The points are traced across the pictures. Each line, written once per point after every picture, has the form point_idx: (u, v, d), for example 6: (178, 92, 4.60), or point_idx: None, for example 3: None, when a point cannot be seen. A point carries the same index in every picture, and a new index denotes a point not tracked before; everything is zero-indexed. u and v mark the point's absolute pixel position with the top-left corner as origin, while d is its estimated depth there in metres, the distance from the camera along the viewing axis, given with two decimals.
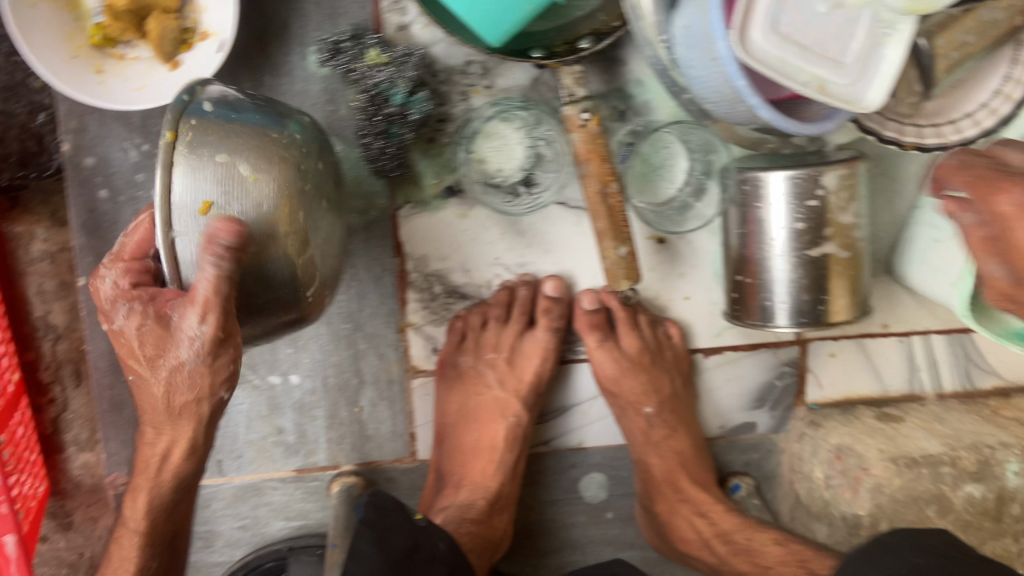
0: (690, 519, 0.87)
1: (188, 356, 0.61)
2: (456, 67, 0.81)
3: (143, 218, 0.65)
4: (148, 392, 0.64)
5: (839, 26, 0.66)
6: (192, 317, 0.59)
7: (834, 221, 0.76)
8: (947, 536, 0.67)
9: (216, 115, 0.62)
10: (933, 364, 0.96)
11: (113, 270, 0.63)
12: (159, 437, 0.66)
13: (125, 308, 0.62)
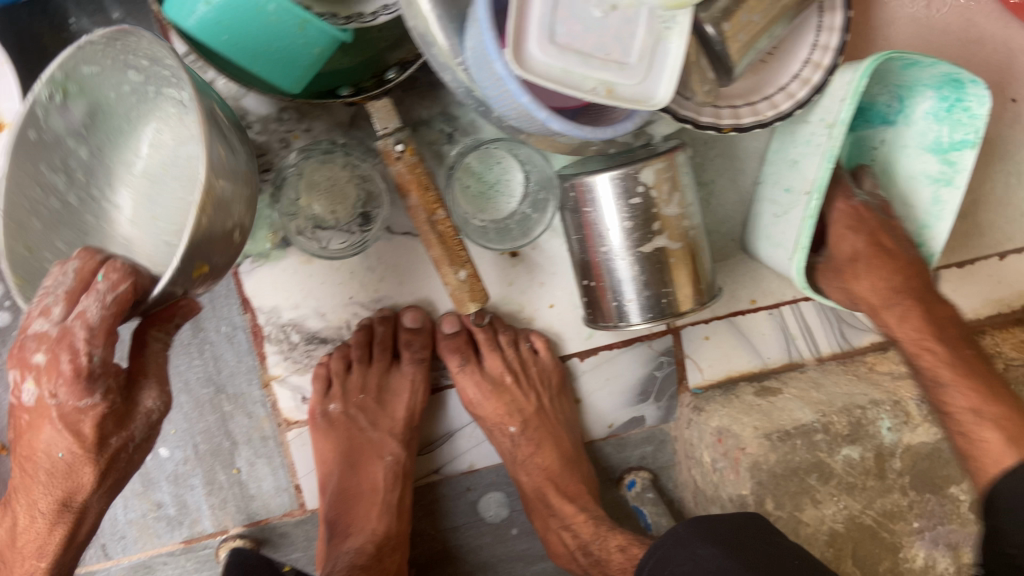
0: (559, 533, 0.88)
1: (137, 432, 0.64)
2: (269, 116, 0.80)
3: (126, 288, 0.57)
4: (78, 472, 0.63)
5: (617, 27, 0.66)
6: (153, 395, 0.64)
7: (661, 215, 0.77)
8: (744, 519, 0.77)
9: (217, 146, 0.59)
10: (807, 330, 0.97)
11: (98, 343, 0.57)
12: (68, 512, 0.66)
13: (99, 388, 0.59)
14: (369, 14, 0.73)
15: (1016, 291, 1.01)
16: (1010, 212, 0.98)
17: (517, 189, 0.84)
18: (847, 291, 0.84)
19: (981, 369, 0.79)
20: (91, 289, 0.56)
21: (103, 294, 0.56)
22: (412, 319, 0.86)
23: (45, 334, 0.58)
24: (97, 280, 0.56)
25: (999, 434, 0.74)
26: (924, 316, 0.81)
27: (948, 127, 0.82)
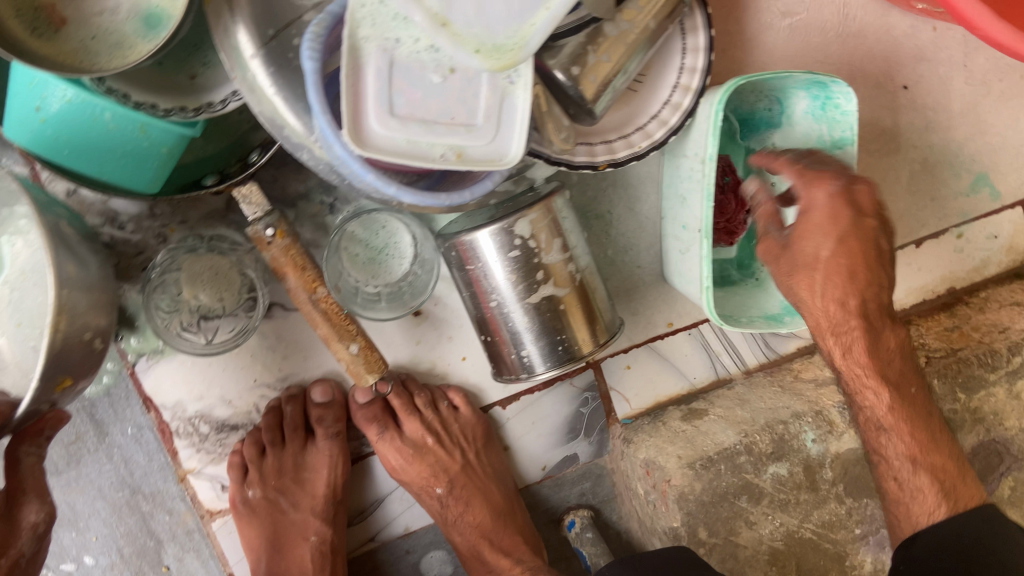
0: None
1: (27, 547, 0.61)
2: (141, 214, 0.79)
3: None
4: None
5: (459, 89, 0.65)
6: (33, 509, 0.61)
7: (544, 264, 0.76)
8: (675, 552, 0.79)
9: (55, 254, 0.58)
10: (730, 344, 0.96)
11: None
12: None
13: None
14: (219, 101, 0.73)
15: (937, 276, 1.00)
16: (919, 199, 0.97)
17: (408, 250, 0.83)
18: (794, 299, 0.73)
19: (921, 413, 0.78)
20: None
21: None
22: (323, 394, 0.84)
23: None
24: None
25: (935, 489, 0.77)
26: (868, 346, 0.75)
27: (826, 126, 0.82)
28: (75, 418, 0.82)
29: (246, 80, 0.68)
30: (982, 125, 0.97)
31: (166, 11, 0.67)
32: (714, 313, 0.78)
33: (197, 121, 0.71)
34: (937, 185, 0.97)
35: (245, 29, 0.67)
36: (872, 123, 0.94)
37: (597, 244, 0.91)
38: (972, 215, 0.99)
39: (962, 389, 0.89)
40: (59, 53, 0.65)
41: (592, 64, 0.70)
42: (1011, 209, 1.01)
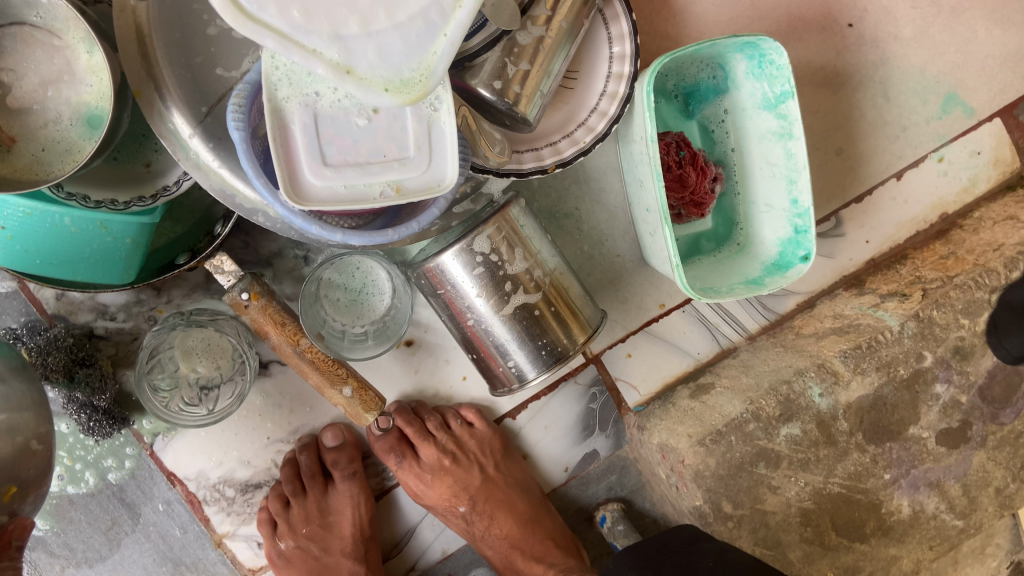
0: None
1: None
2: (128, 302, 0.83)
3: None
4: None
5: (386, 127, 0.67)
6: None
7: (509, 274, 0.77)
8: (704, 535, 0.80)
9: None
10: (727, 313, 0.96)
11: None
12: None
13: None
14: (173, 183, 0.76)
15: (924, 205, 0.98)
16: (889, 131, 0.95)
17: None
18: None
19: None
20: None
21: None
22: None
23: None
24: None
25: None
26: None
27: (767, 82, 0.81)
28: (108, 505, 0.86)
29: (191, 160, 0.72)
30: (939, 46, 0.95)
31: (105, 111, 0.70)
32: (689, 288, 0.78)
33: (156, 206, 0.74)
34: (905, 115, 0.95)
35: (179, 112, 0.70)
36: (823, 67, 0.93)
37: (572, 243, 0.92)
38: (948, 136, 0.97)
39: (965, 315, 0.86)
40: (15, 171, 0.69)
41: (513, 75, 0.72)
42: (989, 122, 0.98)
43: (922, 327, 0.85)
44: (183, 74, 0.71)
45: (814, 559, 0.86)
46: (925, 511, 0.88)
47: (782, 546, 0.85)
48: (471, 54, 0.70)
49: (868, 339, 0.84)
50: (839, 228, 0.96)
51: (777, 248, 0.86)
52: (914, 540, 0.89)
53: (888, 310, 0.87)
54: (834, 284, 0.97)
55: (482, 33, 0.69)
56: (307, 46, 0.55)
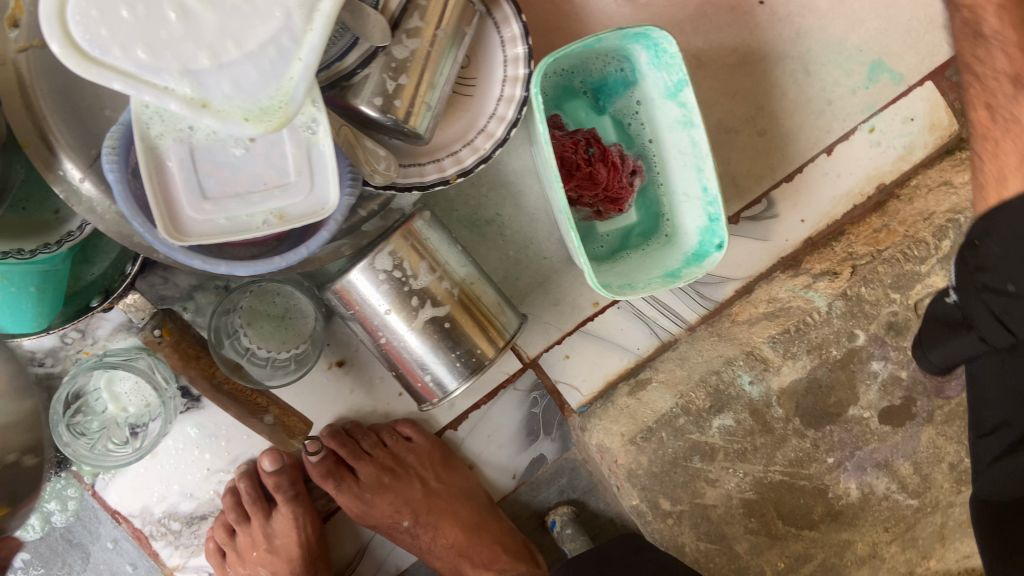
0: None
1: None
2: (55, 347, 0.84)
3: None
4: None
5: (265, 154, 0.67)
6: None
7: (417, 289, 0.77)
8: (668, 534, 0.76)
9: None
10: (663, 307, 0.94)
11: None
12: None
13: None
14: (78, 228, 0.77)
15: (860, 177, 0.95)
16: (813, 107, 0.93)
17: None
18: None
19: None
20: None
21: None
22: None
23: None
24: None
25: None
26: None
27: (665, 72, 0.79)
28: (56, 547, 0.87)
29: (84, 204, 0.72)
30: (858, 14, 0.92)
31: None
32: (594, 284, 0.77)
33: (64, 251, 0.76)
34: (830, 88, 0.93)
35: (69, 158, 0.71)
36: (737, 47, 0.91)
37: (497, 249, 0.91)
38: (877, 105, 0.94)
39: (895, 290, 0.84)
40: None
41: (394, 91, 0.72)
42: (921, 87, 0.94)
43: (851, 305, 0.83)
44: (66, 119, 0.72)
45: (762, 550, 0.85)
46: (875, 493, 0.86)
47: (726, 540, 0.84)
48: (347, 73, 0.70)
49: (796, 323, 0.83)
50: (771, 210, 0.94)
51: (697, 238, 0.83)
52: (867, 523, 0.86)
53: (819, 290, 0.84)
54: (772, 267, 0.95)
55: (355, 53, 0.69)
56: (158, 84, 0.56)
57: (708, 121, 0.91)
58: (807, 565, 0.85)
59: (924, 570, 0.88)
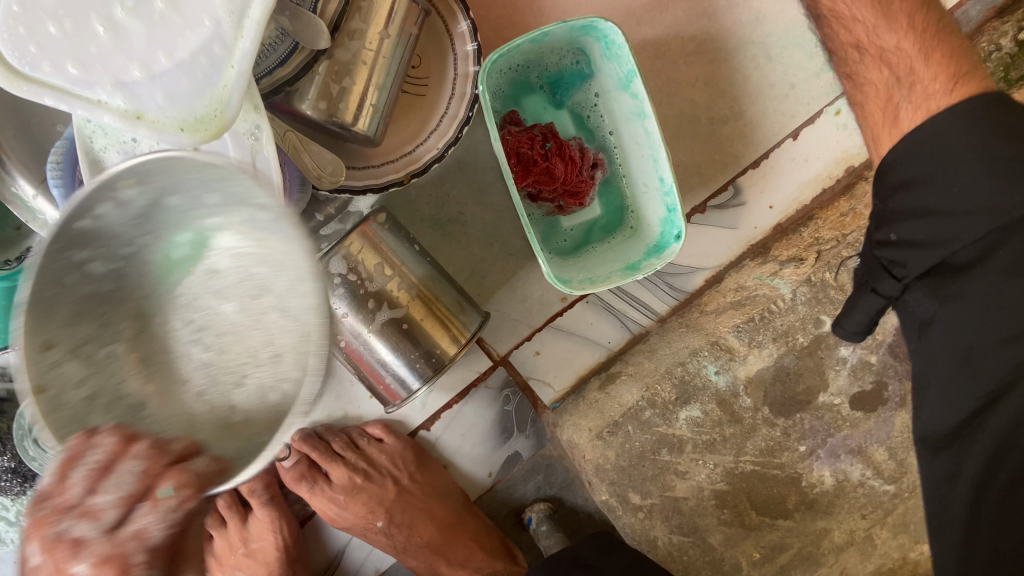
0: None
1: None
2: None
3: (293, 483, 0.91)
4: None
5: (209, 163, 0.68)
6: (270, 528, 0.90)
7: (377, 292, 0.77)
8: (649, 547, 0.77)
9: None
10: (633, 300, 0.93)
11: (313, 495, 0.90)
12: None
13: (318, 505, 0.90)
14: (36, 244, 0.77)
15: (827, 160, 0.93)
16: (777, 91, 0.91)
17: (226, 238, 0.51)
18: None
19: None
20: (155, 505, 0.46)
21: (168, 511, 0.47)
22: (176, 492, 0.46)
23: (87, 542, 0.44)
24: (162, 494, 0.46)
25: None
26: None
27: (617, 63, 0.78)
28: None
29: (40, 221, 0.72)
30: None
31: None
32: (551, 277, 0.76)
33: (22, 267, 0.75)
34: (793, 72, 0.91)
35: (23, 177, 0.72)
36: (695, 35, 0.90)
37: (462, 248, 0.90)
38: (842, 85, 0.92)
39: None
40: None
41: (340, 94, 0.72)
42: None
43: (815, 291, 0.83)
44: (16, 135, 0.73)
45: (736, 542, 0.84)
46: (850, 480, 0.85)
47: (699, 531, 0.84)
48: (290, 77, 0.70)
49: (760, 311, 0.82)
50: (738, 197, 0.93)
51: (659, 229, 0.82)
52: (843, 509, 0.85)
53: (785, 277, 0.83)
54: (741, 255, 0.94)
55: (298, 56, 0.69)
56: (90, 97, 0.57)
57: (668, 111, 0.91)
58: (783, 555, 0.85)
59: (917, 554, 0.86)
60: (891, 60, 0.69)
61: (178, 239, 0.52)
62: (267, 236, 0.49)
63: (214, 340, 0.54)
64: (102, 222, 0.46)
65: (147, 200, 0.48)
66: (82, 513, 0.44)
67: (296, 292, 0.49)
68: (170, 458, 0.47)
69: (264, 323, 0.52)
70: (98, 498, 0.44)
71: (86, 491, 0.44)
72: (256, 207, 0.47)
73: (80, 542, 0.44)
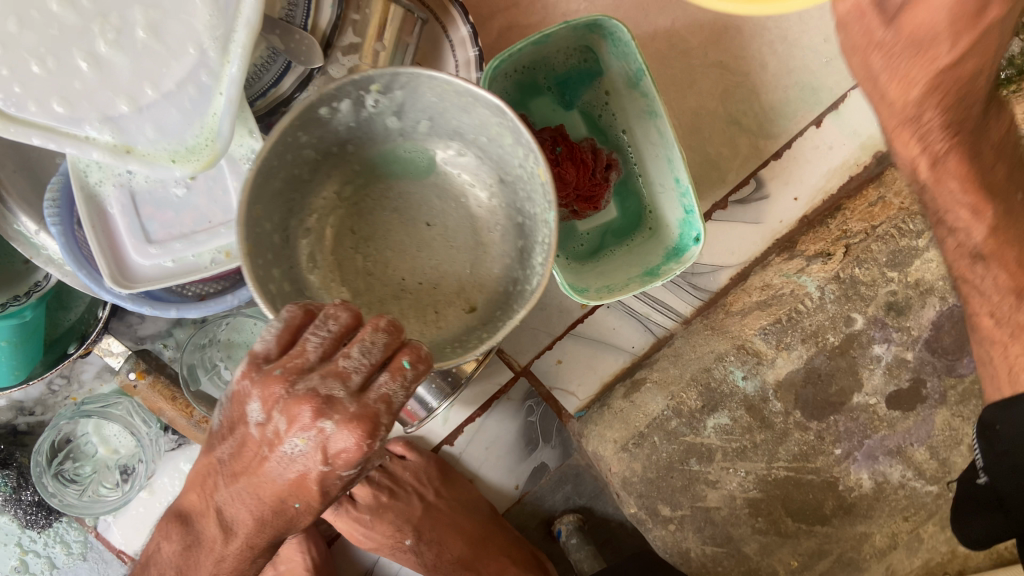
0: None
1: None
2: (42, 396, 0.83)
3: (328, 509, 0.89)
4: None
5: (207, 190, 0.66)
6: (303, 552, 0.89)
7: None
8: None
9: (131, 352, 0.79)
10: (655, 302, 0.90)
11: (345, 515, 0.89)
12: None
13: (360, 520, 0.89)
14: (44, 277, 0.77)
15: (854, 147, 0.89)
16: (797, 78, 0.87)
17: (449, 156, 0.65)
18: None
19: None
20: (394, 374, 0.46)
21: (407, 382, 0.46)
22: (414, 366, 0.46)
23: (338, 401, 0.45)
24: (401, 365, 0.46)
25: None
26: None
27: (624, 60, 0.75)
28: None
29: (44, 256, 0.72)
30: None
31: None
32: (569, 290, 0.73)
33: (31, 302, 0.74)
34: (814, 56, 0.87)
35: (24, 213, 0.71)
36: (707, 23, 0.86)
37: None
38: None
39: (891, 268, 0.80)
40: None
41: None
42: None
43: (846, 289, 0.80)
44: (16, 170, 0.71)
45: (772, 550, 0.81)
46: (889, 482, 0.82)
47: (734, 541, 0.81)
48: (286, 97, 0.69)
49: (788, 312, 0.80)
50: (761, 190, 0.89)
51: (679, 230, 0.79)
52: (883, 512, 0.82)
53: (812, 274, 0.80)
54: (768, 250, 0.90)
55: (290, 75, 0.67)
56: (79, 133, 0.57)
57: (684, 104, 0.87)
58: (822, 562, 0.81)
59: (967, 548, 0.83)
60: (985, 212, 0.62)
61: (411, 151, 0.64)
62: (485, 166, 0.63)
63: (380, 246, 0.64)
64: (332, 121, 0.56)
65: (377, 110, 0.57)
66: (328, 373, 0.46)
67: (469, 223, 0.66)
68: (405, 338, 0.47)
69: (444, 233, 0.65)
70: (345, 362, 0.46)
71: (326, 356, 0.46)
72: (479, 141, 0.60)
73: (331, 401, 0.45)
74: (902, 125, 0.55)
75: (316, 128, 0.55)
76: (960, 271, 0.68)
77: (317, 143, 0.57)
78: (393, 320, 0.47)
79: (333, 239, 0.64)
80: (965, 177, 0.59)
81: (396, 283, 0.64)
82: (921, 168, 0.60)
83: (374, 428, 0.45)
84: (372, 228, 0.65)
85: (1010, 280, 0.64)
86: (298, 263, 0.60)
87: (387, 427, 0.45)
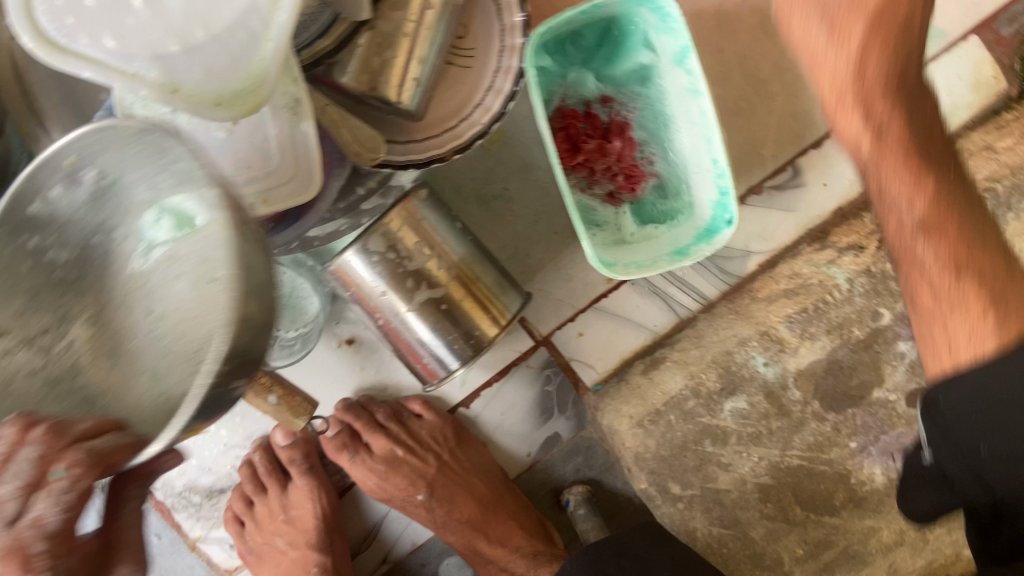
0: None
1: None
2: None
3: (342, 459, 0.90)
4: None
5: (247, 137, 0.67)
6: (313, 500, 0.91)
7: (432, 267, 0.76)
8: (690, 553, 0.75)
9: None
10: (680, 282, 0.86)
11: (359, 468, 0.89)
12: None
13: (370, 474, 0.89)
14: None
15: None
16: None
17: (175, 202, 0.43)
18: None
19: None
20: (48, 493, 0.40)
21: (61, 495, 0.40)
22: (67, 473, 0.40)
23: None
24: (52, 478, 0.39)
25: None
26: None
27: (671, 37, 0.74)
28: None
29: None
30: None
31: None
32: (598, 264, 0.72)
33: None
34: None
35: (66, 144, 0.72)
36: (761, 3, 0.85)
37: (504, 226, 0.88)
38: None
39: None
40: None
41: (382, 67, 0.70)
42: (962, 42, 0.87)
43: (875, 282, 0.85)
44: (60, 102, 0.72)
45: (778, 536, 0.85)
46: (900, 478, 0.85)
47: (741, 525, 0.85)
48: (329, 52, 0.69)
49: (814, 302, 0.85)
50: (797, 178, 0.86)
51: (709, 211, 0.78)
52: (890, 508, 0.85)
53: (842, 266, 0.85)
54: (799, 238, 0.86)
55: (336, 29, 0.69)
56: (128, 70, 0.55)
57: (729, 85, 0.85)
58: (827, 553, 0.84)
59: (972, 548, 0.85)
60: (943, 208, 0.65)
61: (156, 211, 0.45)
62: (202, 198, 0.41)
63: (158, 335, 0.47)
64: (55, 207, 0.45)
65: (110, 184, 0.46)
66: None
67: (211, 285, 0.41)
68: (71, 441, 0.40)
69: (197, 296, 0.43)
70: None
71: None
72: (186, 173, 0.41)
73: None
74: (846, 91, 0.67)
75: (50, 226, 0.46)
76: (908, 251, 0.68)
77: (68, 244, 0.48)
78: (55, 426, 0.41)
79: (113, 334, 0.49)
80: (906, 159, 0.67)
81: (163, 376, 0.45)
82: (866, 146, 0.69)
83: (27, 560, 0.40)
84: (154, 309, 0.48)
85: (946, 257, 0.64)
86: (86, 367, 0.48)
87: (44, 554, 0.41)
